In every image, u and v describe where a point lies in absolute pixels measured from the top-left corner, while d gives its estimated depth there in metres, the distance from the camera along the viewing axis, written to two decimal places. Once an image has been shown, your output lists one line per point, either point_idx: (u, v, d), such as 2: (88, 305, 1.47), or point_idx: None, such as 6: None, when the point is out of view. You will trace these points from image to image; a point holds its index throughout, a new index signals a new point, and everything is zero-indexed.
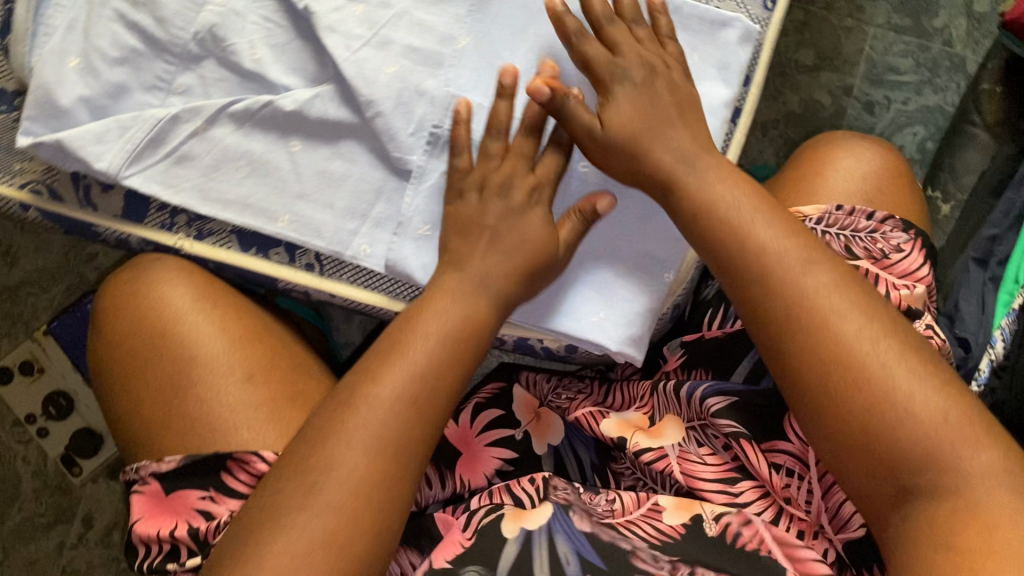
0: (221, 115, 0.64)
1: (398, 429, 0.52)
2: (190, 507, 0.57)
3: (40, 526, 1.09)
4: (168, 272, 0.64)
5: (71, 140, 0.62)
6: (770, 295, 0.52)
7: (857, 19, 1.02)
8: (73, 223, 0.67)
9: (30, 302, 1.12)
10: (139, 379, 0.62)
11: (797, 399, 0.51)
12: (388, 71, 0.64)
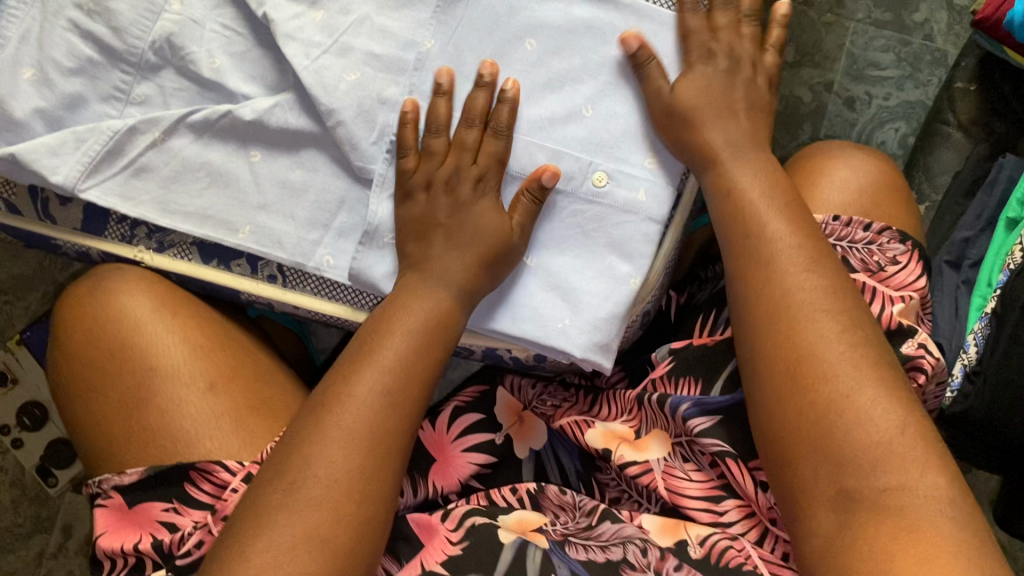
0: (180, 126, 0.63)
1: (373, 429, 0.52)
2: (154, 519, 0.57)
3: (19, 536, 1.08)
4: (128, 282, 0.63)
5: (25, 154, 0.60)
6: (766, 284, 0.53)
7: (837, 14, 1.00)
8: (34, 235, 0.66)
9: (5, 311, 1.11)
10: (100, 394, 0.61)
11: (767, 387, 0.51)
12: (349, 78, 0.63)
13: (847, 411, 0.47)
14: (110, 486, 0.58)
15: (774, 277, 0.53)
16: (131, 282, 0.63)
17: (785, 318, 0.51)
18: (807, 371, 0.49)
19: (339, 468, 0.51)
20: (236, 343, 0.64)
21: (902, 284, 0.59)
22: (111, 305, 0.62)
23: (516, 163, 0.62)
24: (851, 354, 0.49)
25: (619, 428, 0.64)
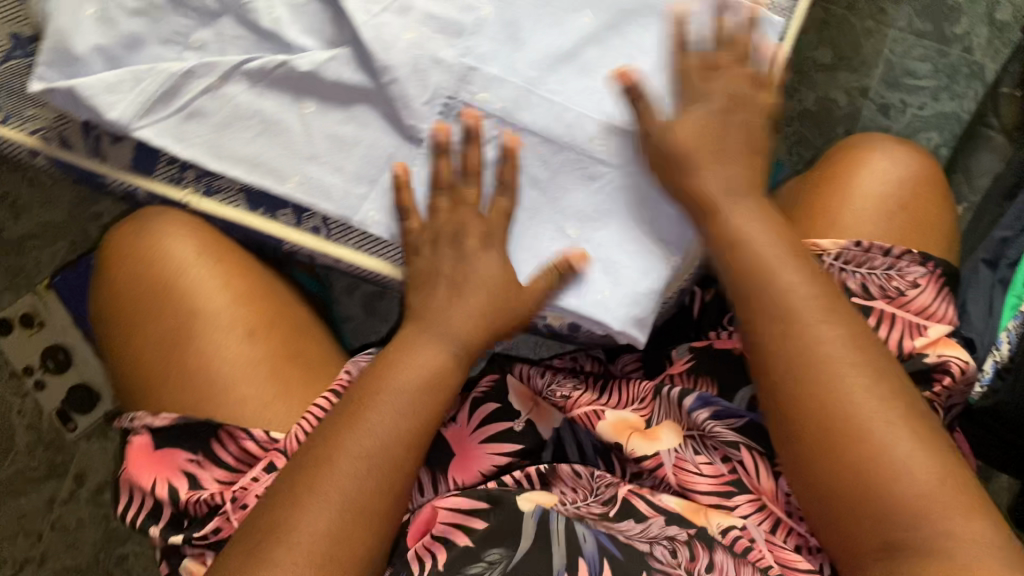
0: (236, 72, 0.64)
1: (372, 487, 0.52)
2: (177, 467, 0.57)
3: (33, 480, 1.10)
4: (175, 225, 0.64)
5: (84, 88, 0.61)
6: (773, 326, 0.52)
7: (878, 21, 1.02)
8: (83, 171, 0.66)
9: (34, 257, 1.12)
10: (140, 334, 0.61)
11: (794, 447, 0.50)
12: (406, 37, 0.63)
13: (857, 483, 0.47)
14: (142, 423, 0.59)
15: (777, 318, 0.52)
16: (172, 227, 0.64)
17: (792, 368, 0.51)
18: (808, 409, 0.50)
19: (331, 517, 0.50)
20: (274, 298, 0.64)
21: (924, 310, 0.59)
22: (147, 247, 0.63)
23: (565, 132, 0.63)
24: (873, 415, 0.48)
25: (637, 419, 0.66)
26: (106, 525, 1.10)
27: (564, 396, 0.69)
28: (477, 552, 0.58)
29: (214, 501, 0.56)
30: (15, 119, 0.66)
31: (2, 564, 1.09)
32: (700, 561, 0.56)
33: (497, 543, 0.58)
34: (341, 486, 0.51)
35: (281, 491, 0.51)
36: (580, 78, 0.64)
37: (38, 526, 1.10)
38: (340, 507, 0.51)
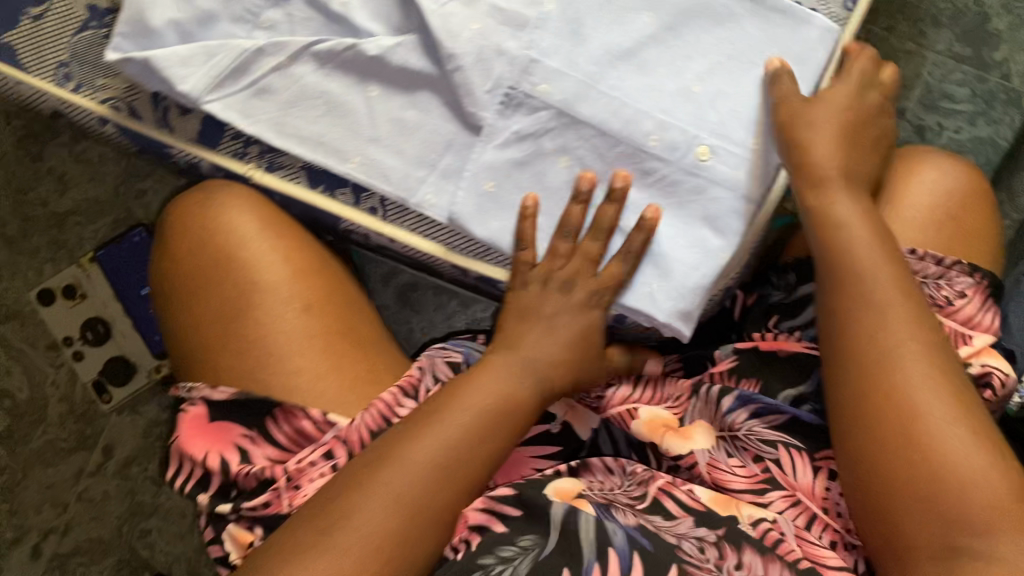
0: (305, 53, 0.65)
1: (461, 456, 0.51)
2: (230, 441, 0.57)
3: (62, 450, 1.12)
4: (237, 199, 0.64)
5: (159, 60, 0.63)
6: (868, 321, 0.53)
7: (919, 44, 1.02)
8: (149, 142, 0.68)
9: (77, 231, 1.14)
10: (197, 302, 0.62)
11: (875, 439, 0.50)
12: (472, 27, 0.65)
13: (925, 485, 0.47)
14: (199, 395, 0.59)
15: (862, 318, 0.53)
16: (228, 201, 0.64)
17: (875, 368, 0.51)
18: (894, 403, 0.50)
19: (400, 495, 0.48)
20: (341, 291, 0.64)
21: (970, 320, 0.60)
22: (214, 215, 0.64)
23: (622, 127, 0.64)
24: (952, 421, 0.48)
25: (665, 416, 0.65)
26: (132, 500, 1.12)
27: (597, 397, 0.69)
28: (508, 538, 0.55)
29: (263, 476, 0.55)
30: (87, 87, 0.68)
31: (28, 532, 1.11)
32: (728, 560, 0.55)
33: (527, 530, 0.56)
34: (412, 468, 0.49)
35: (350, 468, 0.50)
36: (639, 75, 0.65)
37: (65, 497, 1.12)
38: (425, 470, 0.50)
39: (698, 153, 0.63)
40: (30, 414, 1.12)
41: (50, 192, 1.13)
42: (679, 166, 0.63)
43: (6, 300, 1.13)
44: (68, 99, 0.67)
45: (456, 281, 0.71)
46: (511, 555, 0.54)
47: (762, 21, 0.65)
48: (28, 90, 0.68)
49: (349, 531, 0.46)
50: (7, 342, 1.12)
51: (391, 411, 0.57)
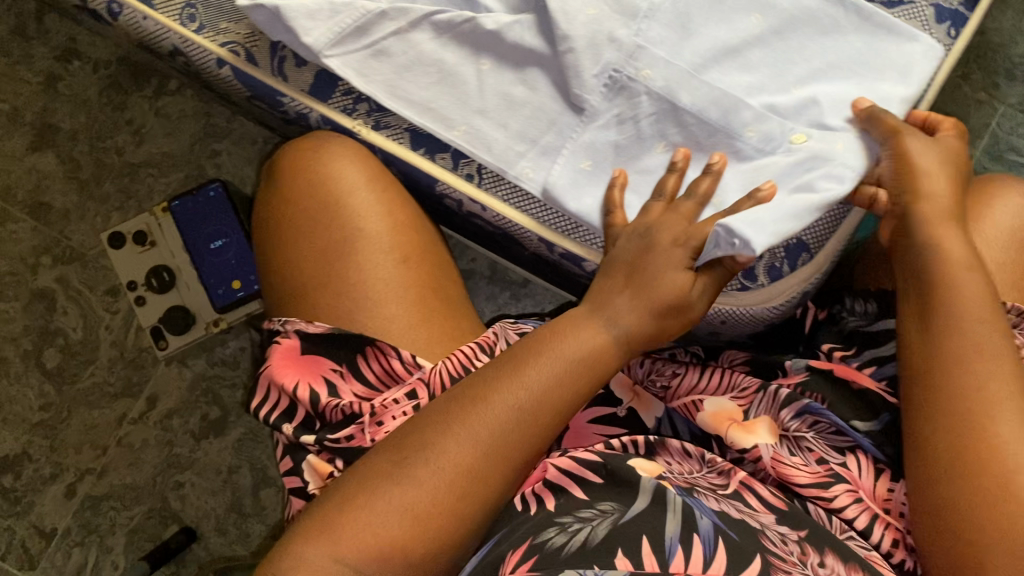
0: (425, 21, 0.69)
1: (530, 420, 0.54)
2: (321, 374, 0.60)
3: (107, 395, 1.14)
4: (347, 150, 0.67)
5: (288, 10, 0.66)
6: (948, 332, 0.54)
7: (991, 94, 1.03)
8: (262, 89, 0.70)
9: (148, 182, 1.16)
10: (303, 241, 0.65)
11: (933, 446, 0.52)
12: (587, 13, 0.66)
13: (988, 561, 0.48)
14: (293, 328, 0.62)
15: (950, 371, 0.53)
16: (337, 147, 0.67)
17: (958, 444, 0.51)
18: (958, 418, 0.51)
19: (454, 457, 0.52)
20: (432, 252, 0.67)
21: None
22: (319, 162, 0.66)
23: (720, 116, 0.65)
24: None
25: (732, 407, 0.66)
26: (169, 451, 1.13)
27: (665, 385, 0.71)
28: (589, 503, 0.58)
29: (350, 411, 0.59)
30: (209, 29, 0.70)
31: (65, 470, 1.13)
32: (810, 556, 0.56)
33: (608, 497, 0.59)
34: (475, 436, 0.52)
35: (425, 426, 0.53)
36: (740, 73, 0.67)
37: (105, 440, 1.13)
38: (495, 430, 0.53)
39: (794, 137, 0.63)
40: (81, 355, 1.14)
41: (126, 141, 1.16)
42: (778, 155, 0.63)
43: (72, 241, 1.15)
44: (192, 39, 0.70)
45: (538, 256, 0.73)
46: (590, 516, 0.57)
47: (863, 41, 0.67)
48: (153, 25, 0.70)
49: (409, 488, 0.51)
50: (67, 283, 1.15)
51: (471, 361, 0.60)
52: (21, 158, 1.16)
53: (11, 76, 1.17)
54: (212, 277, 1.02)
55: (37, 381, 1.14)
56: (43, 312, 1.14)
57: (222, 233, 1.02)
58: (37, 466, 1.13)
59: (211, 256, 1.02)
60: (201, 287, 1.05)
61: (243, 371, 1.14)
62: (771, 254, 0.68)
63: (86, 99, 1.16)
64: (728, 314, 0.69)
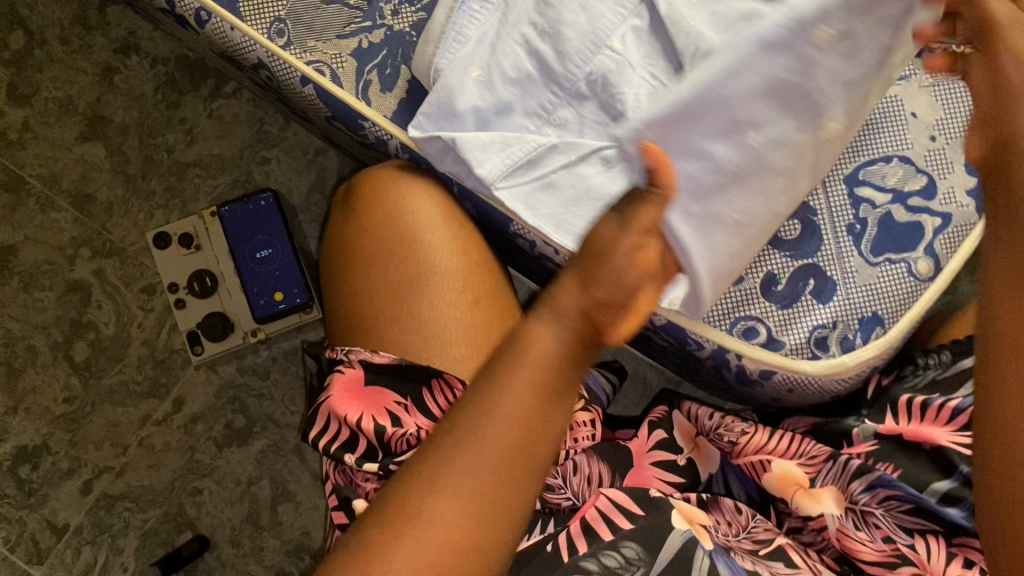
0: (594, 155, 0.66)
1: (520, 453, 0.42)
2: (383, 406, 0.59)
3: (134, 394, 1.12)
4: (425, 190, 0.67)
5: (462, 142, 0.66)
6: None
7: None
8: (345, 111, 0.69)
9: (195, 183, 1.15)
10: (377, 271, 0.64)
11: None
12: None
13: None
14: (357, 358, 0.61)
15: None
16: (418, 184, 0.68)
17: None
18: None
19: (446, 520, 0.40)
20: (502, 293, 0.66)
21: None
22: (404, 199, 0.66)
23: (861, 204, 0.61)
24: None
25: (797, 473, 0.65)
26: (190, 457, 1.12)
27: (733, 441, 0.70)
28: (614, 543, 0.59)
29: (415, 441, 0.57)
30: (297, 46, 0.69)
31: (82, 466, 1.11)
32: None
33: (636, 538, 0.59)
34: (471, 481, 0.41)
35: (409, 486, 0.42)
36: None
37: (126, 439, 1.12)
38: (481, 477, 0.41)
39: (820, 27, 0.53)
40: (110, 351, 1.13)
41: (177, 140, 1.15)
42: (753, 107, 0.55)
43: (113, 235, 1.14)
44: (278, 54, 0.69)
45: None
46: (614, 566, 0.58)
47: (940, 141, 0.69)
48: (239, 37, 0.69)
49: (400, 556, 0.40)
50: (105, 277, 1.13)
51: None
52: (70, 146, 1.15)
53: (67, 63, 1.15)
54: (255, 287, 1.01)
55: (64, 373, 1.12)
56: (76, 304, 1.13)
57: (268, 243, 1.02)
58: (55, 459, 1.11)
59: (257, 265, 1.01)
60: (243, 295, 1.04)
61: (273, 382, 1.13)
62: (843, 324, 0.67)
63: (140, 94, 1.15)
64: (795, 385, 0.67)
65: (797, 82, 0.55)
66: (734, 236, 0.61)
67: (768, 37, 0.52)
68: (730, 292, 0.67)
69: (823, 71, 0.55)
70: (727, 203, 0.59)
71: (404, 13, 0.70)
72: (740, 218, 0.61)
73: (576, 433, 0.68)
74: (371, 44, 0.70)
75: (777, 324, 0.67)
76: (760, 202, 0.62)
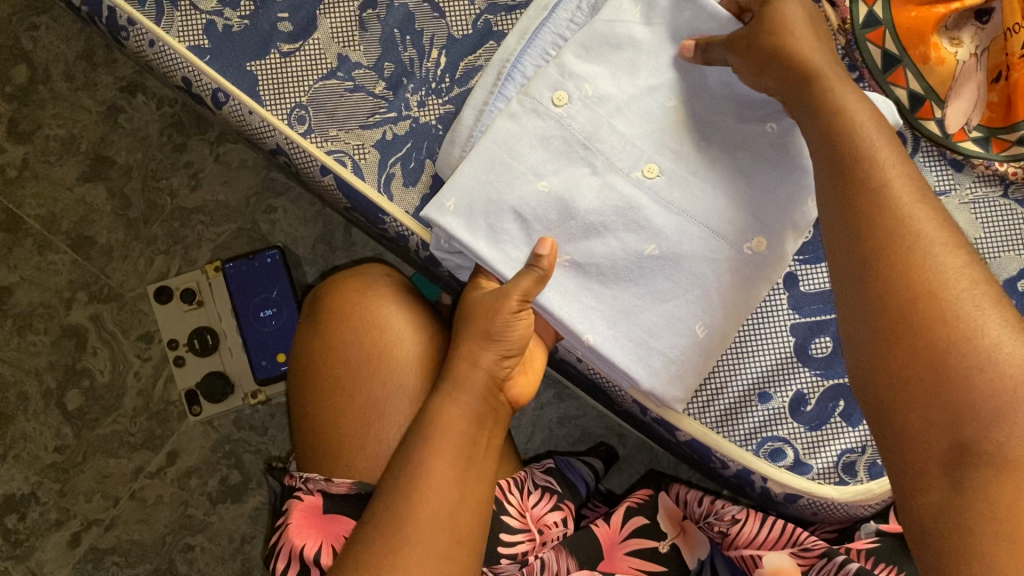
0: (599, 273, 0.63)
1: (467, 443, 0.55)
2: (340, 535, 0.61)
3: (127, 445, 1.09)
4: (395, 302, 0.69)
5: (478, 250, 0.62)
6: (869, 220, 0.49)
7: None
8: (366, 207, 0.67)
9: (198, 230, 1.12)
10: (343, 397, 0.66)
11: (891, 360, 0.45)
12: (682, 236, 0.63)
13: (960, 489, 0.41)
14: (315, 486, 0.63)
15: (904, 263, 0.46)
16: (384, 297, 0.69)
17: (942, 325, 0.44)
18: (920, 324, 0.45)
19: (437, 496, 0.52)
20: None
21: None
22: (374, 315, 0.68)
23: (794, 302, 0.66)
24: (992, 346, 0.43)
25: (789, 568, 0.58)
26: (182, 512, 1.09)
27: (722, 531, 0.64)
28: None
29: None
30: (317, 134, 0.67)
31: (72, 518, 1.08)
32: None
33: None
34: (442, 473, 0.53)
35: (399, 492, 0.52)
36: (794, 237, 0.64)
37: (117, 491, 1.08)
38: (457, 462, 0.54)
39: (554, 99, 0.64)
40: (104, 399, 1.09)
41: (181, 185, 1.12)
42: (529, 163, 0.63)
43: (111, 280, 1.11)
44: (298, 142, 0.66)
45: (630, 412, 0.72)
46: None
47: None
48: (258, 121, 0.66)
49: (409, 543, 0.50)
50: (101, 322, 1.10)
51: (505, 495, 0.64)
52: (70, 187, 1.12)
53: (70, 101, 1.12)
54: (257, 348, 1.00)
55: (56, 421, 1.09)
56: (71, 350, 1.10)
57: (274, 303, 1.00)
58: (43, 510, 1.08)
59: (260, 325, 1.00)
60: (244, 354, 1.03)
61: (269, 438, 1.09)
62: (872, 448, 0.64)
63: (145, 135, 1.12)
64: (819, 509, 0.65)
65: (608, 146, 0.64)
66: (616, 288, 0.64)
67: (495, 134, 0.63)
68: (758, 412, 0.66)
69: (601, 127, 0.64)
70: (584, 255, 0.63)
71: (430, 105, 0.68)
72: (593, 267, 0.63)
73: (544, 537, 0.64)
74: (395, 136, 0.67)
75: (805, 447, 0.65)
76: (617, 249, 0.63)
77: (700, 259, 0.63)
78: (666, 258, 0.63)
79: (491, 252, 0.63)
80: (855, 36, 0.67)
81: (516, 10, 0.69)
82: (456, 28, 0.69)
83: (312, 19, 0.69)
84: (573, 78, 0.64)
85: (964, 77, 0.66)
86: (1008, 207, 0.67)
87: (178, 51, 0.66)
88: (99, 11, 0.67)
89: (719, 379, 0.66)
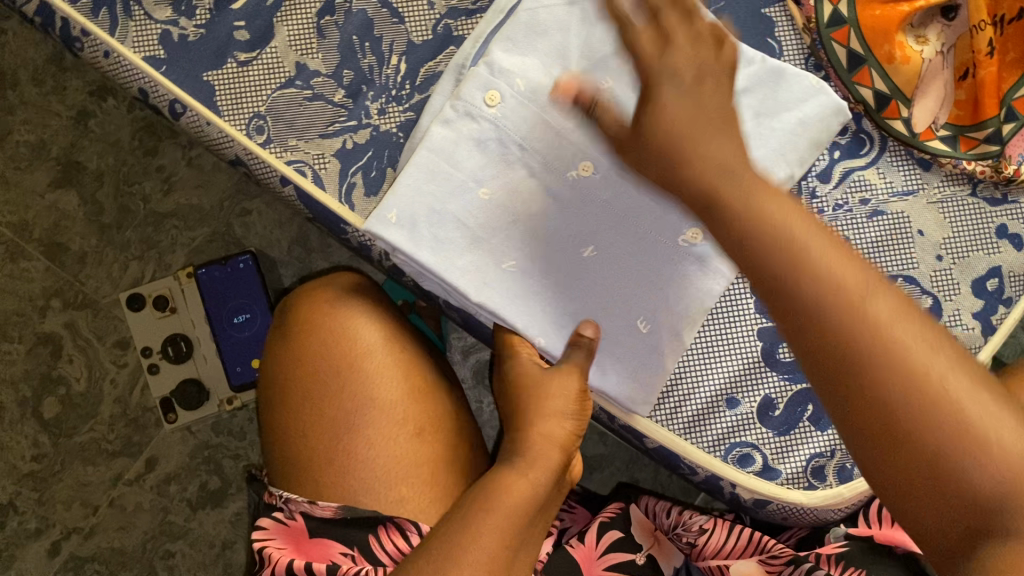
0: (548, 272, 0.63)
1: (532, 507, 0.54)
2: (329, 557, 0.60)
3: (104, 452, 1.08)
4: (365, 313, 0.69)
5: (424, 259, 0.62)
6: (775, 268, 0.39)
7: None
8: (327, 215, 0.66)
9: (172, 234, 1.11)
10: (306, 408, 0.66)
11: (858, 443, 0.37)
12: (625, 237, 0.63)
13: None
14: (299, 509, 0.62)
15: (844, 323, 0.37)
16: (355, 309, 0.69)
17: (911, 395, 0.36)
18: (877, 398, 0.36)
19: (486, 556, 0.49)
20: (444, 413, 0.68)
21: None
22: (342, 327, 0.68)
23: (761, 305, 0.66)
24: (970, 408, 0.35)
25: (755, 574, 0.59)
26: (162, 518, 1.08)
27: (691, 542, 0.65)
28: None
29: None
30: (277, 144, 0.66)
31: (51, 526, 1.08)
32: None
33: None
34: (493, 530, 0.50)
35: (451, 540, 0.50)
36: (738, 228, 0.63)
37: (96, 498, 1.08)
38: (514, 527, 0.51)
39: (486, 98, 0.63)
40: (80, 407, 1.09)
41: (153, 189, 1.11)
42: (469, 171, 0.63)
43: (85, 288, 1.10)
44: (257, 152, 0.65)
45: (600, 419, 0.71)
46: None
47: (947, 261, 0.66)
48: (216, 132, 0.66)
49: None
50: (76, 330, 1.09)
51: None
52: (42, 193, 1.10)
53: (40, 106, 1.11)
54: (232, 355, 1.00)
55: (32, 430, 1.08)
56: (47, 358, 1.09)
57: (246, 308, 1.00)
58: (22, 519, 1.08)
59: (235, 330, 0.99)
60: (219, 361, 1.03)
61: (248, 443, 1.08)
62: (842, 453, 0.64)
63: (115, 139, 1.11)
64: (789, 514, 0.65)
65: (546, 147, 0.63)
66: (559, 289, 0.63)
67: (430, 143, 0.63)
68: (726, 417, 0.65)
69: (538, 126, 0.63)
70: (530, 259, 0.63)
71: (390, 112, 0.67)
72: (538, 268, 0.63)
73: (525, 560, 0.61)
74: (355, 144, 0.66)
75: (774, 452, 0.64)
76: (557, 251, 0.63)
77: (634, 255, 0.63)
78: (605, 257, 0.63)
79: (439, 263, 0.62)
80: (820, 36, 0.67)
81: (476, 13, 0.68)
82: (415, 33, 0.68)
83: (269, 26, 0.68)
84: (504, 75, 0.64)
85: (932, 74, 0.65)
86: (975, 205, 0.67)
87: (134, 62, 0.65)
88: (53, 22, 0.66)
89: (688, 382, 0.66)
